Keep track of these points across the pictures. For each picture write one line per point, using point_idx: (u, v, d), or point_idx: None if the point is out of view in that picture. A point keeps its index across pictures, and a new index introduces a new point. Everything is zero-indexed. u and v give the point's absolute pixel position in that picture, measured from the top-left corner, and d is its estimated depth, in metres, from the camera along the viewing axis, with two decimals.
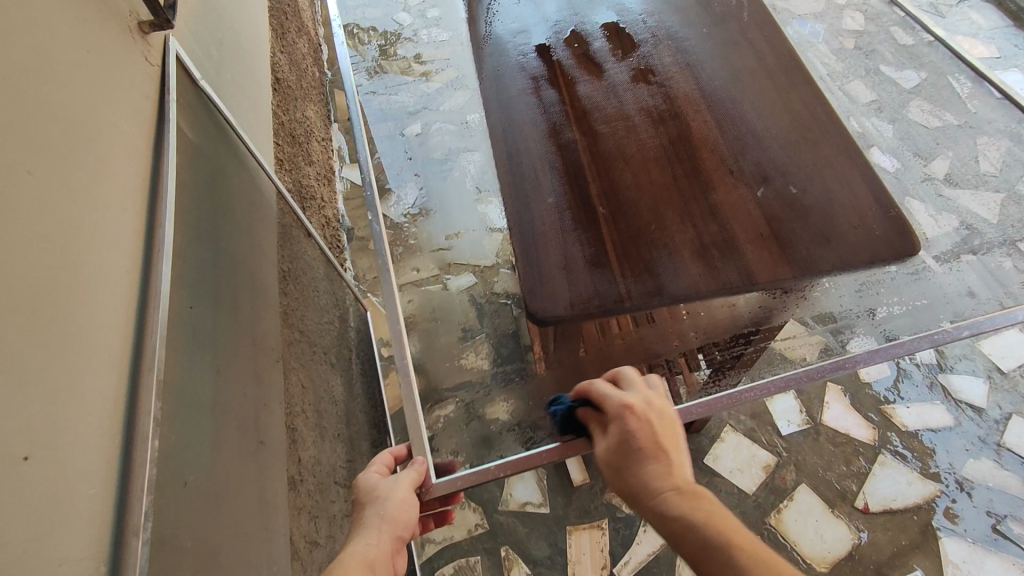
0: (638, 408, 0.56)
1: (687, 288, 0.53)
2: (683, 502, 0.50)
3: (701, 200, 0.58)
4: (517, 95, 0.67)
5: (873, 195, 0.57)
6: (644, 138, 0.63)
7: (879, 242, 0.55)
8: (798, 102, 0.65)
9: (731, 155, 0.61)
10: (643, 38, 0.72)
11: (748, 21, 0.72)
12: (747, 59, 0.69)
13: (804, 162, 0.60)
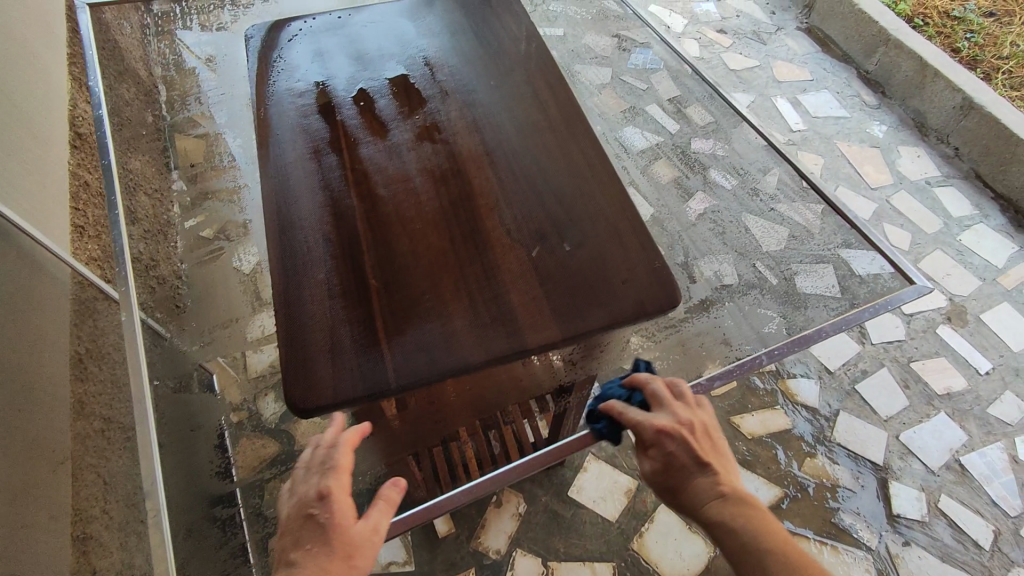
0: (674, 429, 0.62)
1: (459, 359, 0.52)
2: (729, 509, 0.60)
3: (476, 264, 0.57)
4: (295, 162, 0.65)
5: (642, 247, 0.59)
6: (423, 200, 0.62)
7: (648, 294, 0.56)
8: (578, 154, 0.66)
9: (511, 213, 0.61)
10: (431, 93, 0.71)
11: (535, 69, 0.73)
12: (533, 108, 0.70)
13: (582, 215, 0.61)
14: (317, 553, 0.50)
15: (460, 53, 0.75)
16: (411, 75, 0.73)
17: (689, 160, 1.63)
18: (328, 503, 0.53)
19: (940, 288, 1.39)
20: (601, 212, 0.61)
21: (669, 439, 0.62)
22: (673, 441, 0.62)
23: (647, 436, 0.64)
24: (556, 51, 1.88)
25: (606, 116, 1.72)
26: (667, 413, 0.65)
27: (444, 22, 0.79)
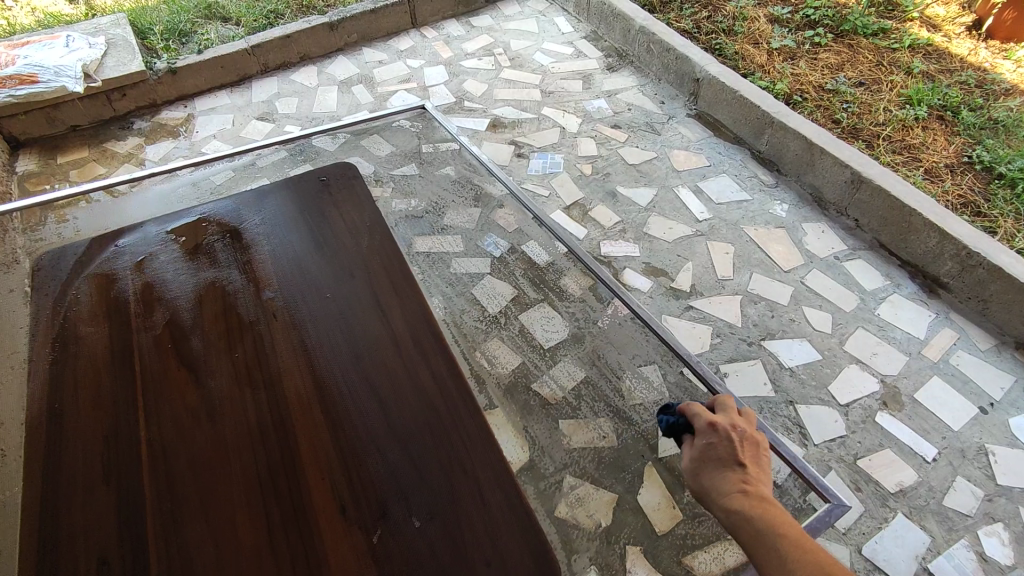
0: (725, 425, 0.73)
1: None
2: (756, 509, 0.66)
3: (299, 559, 0.56)
4: (76, 444, 0.63)
5: (505, 500, 0.60)
6: (238, 477, 0.61)
7: (498, 542, 0.57)
8: (426, 371, 0.70)
9: (334, 474, 0.61)
10: (255, 316, 0.74)
11: (372, 296, 0.78)
12: (364, 333, 0.74)
13: (414, 457, 0.63)
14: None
15: (293, 273, 0.80)
16: (234, 305, 0.75)
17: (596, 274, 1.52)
18: None
19: (870, 371, 1.35)
20: (436, 448, 0.63)
21: (724, 431, 0.73)
22: (722, 436, 0.73)
23: (699, 426, 0.75)
24: (455, 167, 1.83)
25: (513, 230, 1.66)
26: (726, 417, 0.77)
27: (275, 243, 0.84)
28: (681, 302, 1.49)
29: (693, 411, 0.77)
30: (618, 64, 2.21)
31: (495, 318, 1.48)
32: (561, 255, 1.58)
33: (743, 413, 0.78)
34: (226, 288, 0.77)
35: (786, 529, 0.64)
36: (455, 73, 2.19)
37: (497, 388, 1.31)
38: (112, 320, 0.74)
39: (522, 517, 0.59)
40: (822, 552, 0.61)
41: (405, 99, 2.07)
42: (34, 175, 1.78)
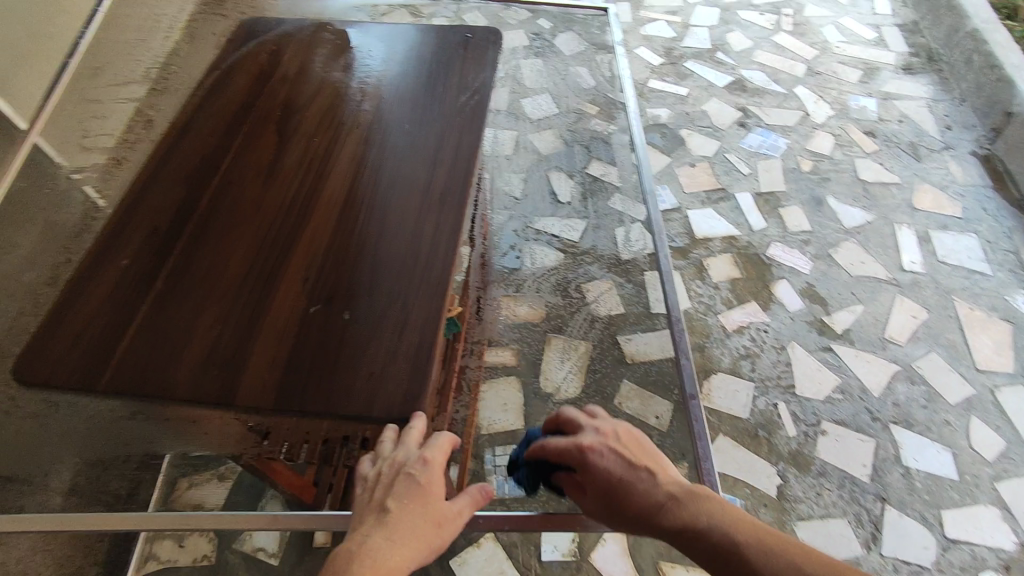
0: (596, 445, 0.65)
1: (153, 380, 0.50)
2: (681, 508, 0.58)
3: (250, 305, 0.55)
4: (169, 136, 0.68)
5: (414, 350, 0.53)
6: (246, 219, 0.62)
7: (396, 383, 0.51)
8: (441, 211, 0.63)
9: (314, 255, 0.59)
10: (347, 98, 0.73)
11: (457, 119, 0.72)
12: (425, 148, 0.69)
13: (380, 269, 0.58)
14: (405, 523, 0.45)
15: (410, 67, 0.77)
16: (344, 74, 0.76)
17: (761, 270, 1.40)
18: (420, 463, 0.48)
19: (1013, 527, 1.06)
20: (404, 274, 0.58)
21: (594, 453, 0.65)
22: (599, 455, 0.64)
23: (571, 460, 0.66)
24: (669, 111, 1.75)
25: (689, 192, 1.55)
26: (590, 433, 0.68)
27: (415, 37, 0.81)
28: (825, 339, 1.29)
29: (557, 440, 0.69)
30: (921, 68, 1.83)
31: (622, 262, 1.41)
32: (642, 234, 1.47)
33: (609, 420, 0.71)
34: (348, 59, 0.78)
35: (729, 525, 0.55)
36: (726, 19, 2.02)
37: (583, 322, 1.32)
38: (248, 53, 0.78)
39: (418, 373, 0.52)
40: (789, 539, 0.53)
41: (659, 30, 1.98)
42: None
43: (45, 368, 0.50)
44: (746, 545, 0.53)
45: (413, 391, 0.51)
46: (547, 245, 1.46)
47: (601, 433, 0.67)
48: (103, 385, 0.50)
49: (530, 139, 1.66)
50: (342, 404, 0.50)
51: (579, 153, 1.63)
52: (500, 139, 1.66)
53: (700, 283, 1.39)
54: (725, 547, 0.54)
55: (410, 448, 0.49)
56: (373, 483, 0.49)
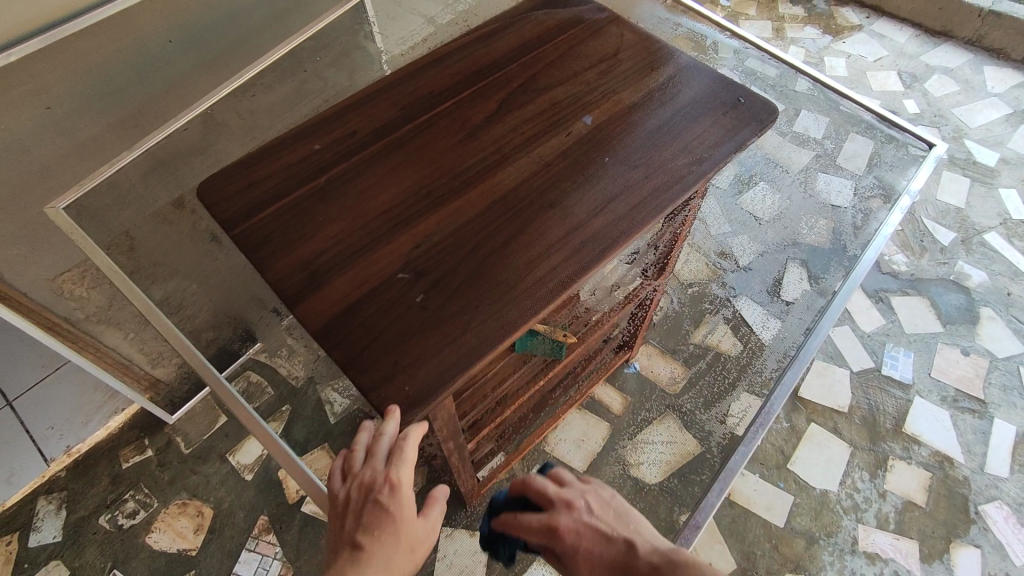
0: (570, 517, 0.60)
1: (260, 252, 0.58)
2: (686, 568, 0.53)
3: (364, 238, 0.59)
4: (422, 64, 0.73)
5: (439, 370, 0.51)
6: (420, 162, 0.64)
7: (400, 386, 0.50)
8: (573, 254, 0.57)
9: (441, 226, 0.59)
10: (580, 100, 0.69)
11: (664, 174, 0.62)
12: (611, 184, 0.62)
13: (478, 276, 0.56)
14: (376, 556, 0.51)
15: (661, 97, 0.69)
16: (598, 75, 0.71)
17: (954, 520, 1.08)
18: (387, 494, 0.54)
19: None
20: (492, 294, 0.55)
21: (559, 524, 0.60)
22: (569, 529, 0.59)
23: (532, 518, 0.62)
24: (987, 277, 1.36)
25: (935, 378, 1.23)
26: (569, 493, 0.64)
27: (689, 72, 0.72)
28: None
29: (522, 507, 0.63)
30: None
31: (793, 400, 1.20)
32: (841, 385, 1.22)
33: (583, 488, 0.65)
34: (614, 61, 0.73)
35: None
36: None
37: None
38: (537, 19, 0.78)
39: (427, 392, 0.50)
40: None
41: None
42: None
43: (214, 196, 0.62)
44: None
45: (411, 399, 0.50)
46: (733, 329, 1.23)
47: (576, 507, 0.62)
48: (236, 231, 0.60)
49: (795, 216, 1.36)
50: (352, 370, 0.51)
51: None
52: (763, 197, 1.40)
53: (867, 478, 1.12)
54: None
55: (377, 467, 0.55)
56: (343, 510, 0.55)
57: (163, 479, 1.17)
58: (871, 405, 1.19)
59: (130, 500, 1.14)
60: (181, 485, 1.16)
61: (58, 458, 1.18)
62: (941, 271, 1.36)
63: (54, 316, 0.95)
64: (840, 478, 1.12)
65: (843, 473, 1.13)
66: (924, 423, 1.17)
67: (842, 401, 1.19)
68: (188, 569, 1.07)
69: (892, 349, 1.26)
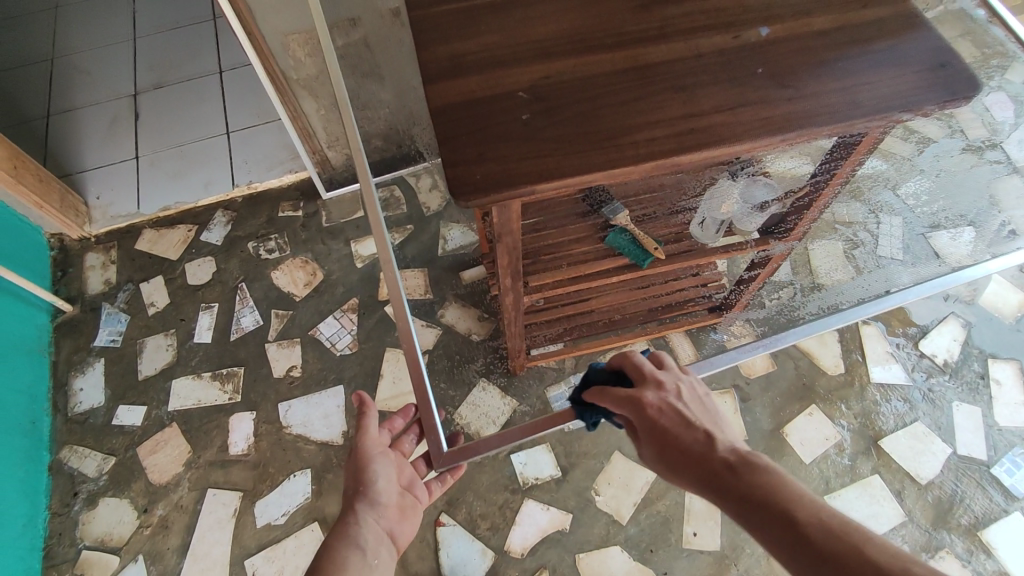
0: (656, 395, 0.59)
1: (424, 35, 0.66)
2: (765, 478, 0.49)
3: (509, 56, 0.64)
4: None
5: (511, 174, 0.56)
6: (589, 11, 0.67)
7: (478, 174, 0.57)
8: (679, 134, 0.58)
9: (578, 70, 0.62)
10: (771, 10, 0.66)
11: (814, 103, 0.59)
12: (754, 91, 0.60)
13: (586, 117, 0.59)
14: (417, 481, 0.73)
15: (856, 33, 0.63)
16: None
17: None
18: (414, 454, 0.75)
19: None
20: (588, 137, 0.58)
21: (646, 399, 0.59)
22: (655, 404, 0.58)
23: (620, 391, 0.62)
24: None
25: None
26: (664, 381, 0.61)
27: (908, 20, 0.65)
28: None
29: (632, 362, 0.64)
30: None
31: (870, 445, 1.11)
32: (936, 459, 1.09)
33: (678, 375, 0.63)
34: None
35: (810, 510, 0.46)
36: None
37: (766, 423, 1.13)
38: None
39: (496, 184, 0.56)
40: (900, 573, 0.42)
41: None
42: None
43: None
44: (807, 520, 0.45)
45: (478, 186, 0.56)
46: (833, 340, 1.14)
47: (665, 389, 0.60)
48: (414, 13, 0.68)
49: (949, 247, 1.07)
50: (447, 145, 0.59)
51: (1009, 345, 1.19)
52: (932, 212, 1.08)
53: (907, 555, 1.02)
54: (787, 516, 0.46)
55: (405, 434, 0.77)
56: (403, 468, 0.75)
57: (300, 236, 1.39)
58: (958, 494, 1.06)
59: (272, 240, 1.39)
60: (310, 247, 1.38)
61: (240, 186, 1.46)
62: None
63: (277, 66, 1.15)
64: (875, 538, 1.03)
65: (883, 537, 1.03)
66: (1010, 541, 1.02)
67: (927, 473, 1.07)
68: (289, 308, 1.30)
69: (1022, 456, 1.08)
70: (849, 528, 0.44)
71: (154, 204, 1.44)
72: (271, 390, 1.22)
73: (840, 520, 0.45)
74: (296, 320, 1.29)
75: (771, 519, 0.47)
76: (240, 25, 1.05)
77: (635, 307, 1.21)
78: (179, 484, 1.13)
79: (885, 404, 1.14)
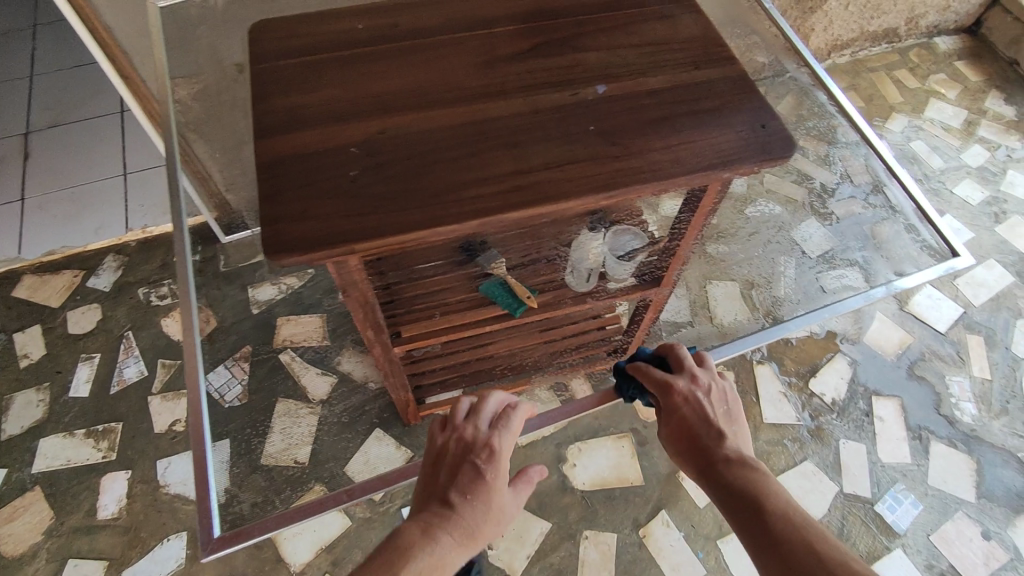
0: (700, 387, 0.64)
1: (262, 88, 0.65)
2: (741, 473, 0.57)
3: (349, 110, 0.63)
4: None
5: (331, 231, 0.56)
6: (436, 69, 0.67)
7: (297, 231, 0.56)
8: (505, 192, 0.58)
9: (416, 125, 0.62)
10: (610, 70, 0.68)
11: (640, 162, 0.60)
12: (583, 149, 0.61)
13: (414, 174, 0.59)
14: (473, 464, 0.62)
15: (686, 94, 0.66)
16: (644, 55, 0.69)
17: None
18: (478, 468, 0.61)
19: None
20: (414, 195, 0.58)
21: (693, 397, 0.63)
22: (690, 402, 0.63)
23: (655, 384, 0.66)
24: None
25: (933, 542, 1.07)
26: (707, 376, 0.65)
27: (736, 82, 0.67)
28: None
29: (639, 373, 0.68)
30: None
31: None
32: (823, 497, 1.10)
33: (714, 371, 0.66)
34: (665, 48, 0.70)
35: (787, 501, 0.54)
36: None
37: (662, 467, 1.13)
38: None
39: (315, 241, 0.55)
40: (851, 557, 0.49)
41: None
42: (928, 51, 1.77)
43: (261, 35, 0.70)
44: (776, 518, 0.53)
45: (297, 245, 0.55)
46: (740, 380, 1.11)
47: (697, 382, 0.64)
48: (258, 65, 0.68)
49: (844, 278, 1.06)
50: (270, 200, 0.57)
51: (892, 382, 1.23)
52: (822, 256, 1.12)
53: None
54: (758, 510, 0.54)
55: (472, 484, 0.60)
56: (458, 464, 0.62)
57: None
58: (844, 532, 1.07)
59: (165, 286, 1.33)
60: None
61: (135, 230, 1.40)
62: (1011, 442, 1.17)
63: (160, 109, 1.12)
64: None
65: None
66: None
67: (815, 513, 1.09)
68: (176, 358, 1.23)
69: (903, 492, 1.11)
70: (811, 532, 0.51)
71: (38, 249, 1.37)
72: (150, 446, 1.14)
73: (805, 521, 0.52)
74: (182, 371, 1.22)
75: (750, 516, 0.54)
76: (115, 70, 1.03)
77: (535, 351, 1.16)
78: (37, 555, 1.04)
79: (776, 444, 1.15)
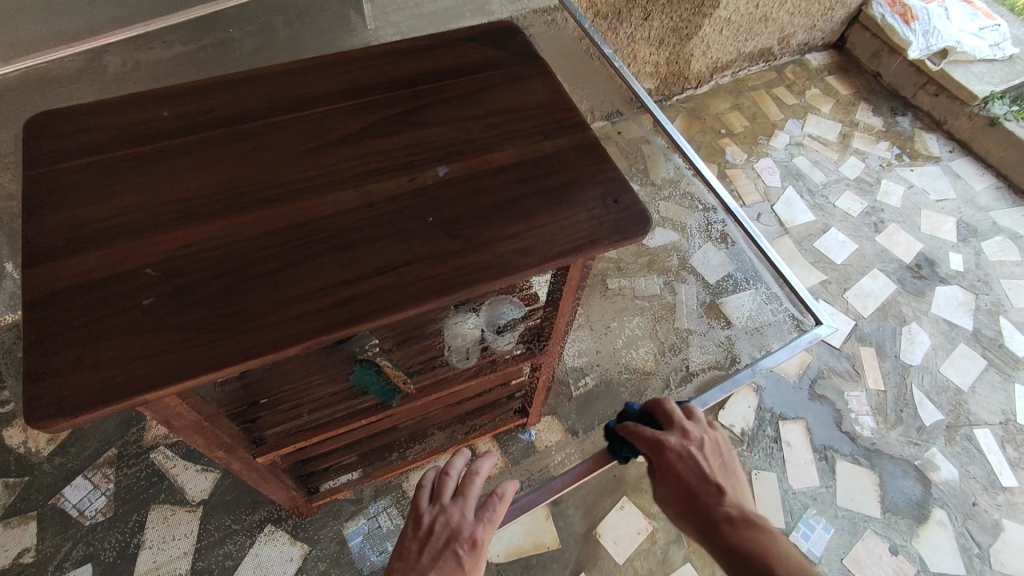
0: (692, 445, 0.64)
1: (38, 201, 0.55)
2: (740, 530, 0.57)
3: (147, 221, 0.54)
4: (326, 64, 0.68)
5: (116, 379, 0.46)
6: (254, 161, 0.59)
7: (73, 383, 0.46)
8: (332, 308, 0.51)
9: (226, 235, 0.54)
10: (452, 149, 0.62)
11: (486, 254, 0.55)
12: (423, 246, 0.55)
13: (223, 296, 0.51)
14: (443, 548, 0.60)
15: (533, 171, 0.61)
16: (488, 128, 0.64)
17: None
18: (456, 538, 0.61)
19: None
20: (224, 322, 0.50)
21: (684, 455, 0.63)
22: (681, 458, 0.63)
23: (646, 442, 0.65)
24: (956, 477, 1.18)
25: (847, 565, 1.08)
26: (698, 430, 0.66)
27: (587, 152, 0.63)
28: None
29: (629, 433, 0.67)
30: None
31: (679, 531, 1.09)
32: None
33: (705, 424, 0.67)
34: (511, 118, 0.65)
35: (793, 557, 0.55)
36: None
37: (579, 525, 1.08)
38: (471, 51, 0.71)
39: (96, 394, 0.46)
40: None
41: None
42: (801, 68, 1.85)
43: (42, 133, 0.60)
44: None
45: (72, 404, 0.45)
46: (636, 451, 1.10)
47: (689, 436, 0.65)
48: (36, 171, 0.57)
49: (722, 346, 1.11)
50: (41, 348, 0.48)
51: (796, 404, 1.24)
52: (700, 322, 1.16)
53: None
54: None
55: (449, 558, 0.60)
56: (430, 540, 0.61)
57: None
58: None
59: None
60: None
61: None
62: (908, 452, 1.20)
63: None
64: None
65: None
66: None
67: None
68: (22, 474, 1.07)
69: (814, 517, 1.12)
70: None
71: None
72: None
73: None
74: (32, 488, 1.06)
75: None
76: None
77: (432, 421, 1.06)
78: None
79: None
